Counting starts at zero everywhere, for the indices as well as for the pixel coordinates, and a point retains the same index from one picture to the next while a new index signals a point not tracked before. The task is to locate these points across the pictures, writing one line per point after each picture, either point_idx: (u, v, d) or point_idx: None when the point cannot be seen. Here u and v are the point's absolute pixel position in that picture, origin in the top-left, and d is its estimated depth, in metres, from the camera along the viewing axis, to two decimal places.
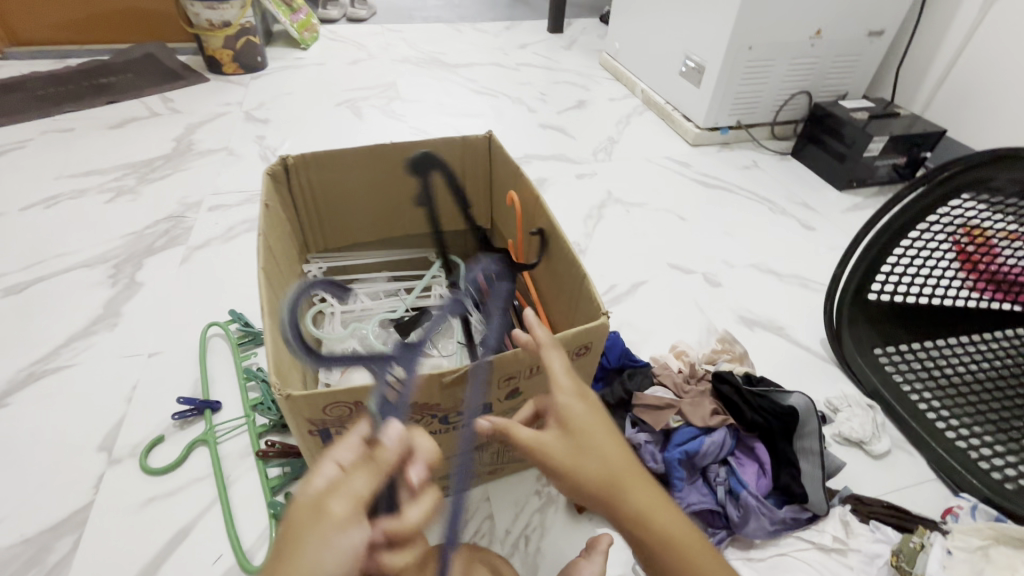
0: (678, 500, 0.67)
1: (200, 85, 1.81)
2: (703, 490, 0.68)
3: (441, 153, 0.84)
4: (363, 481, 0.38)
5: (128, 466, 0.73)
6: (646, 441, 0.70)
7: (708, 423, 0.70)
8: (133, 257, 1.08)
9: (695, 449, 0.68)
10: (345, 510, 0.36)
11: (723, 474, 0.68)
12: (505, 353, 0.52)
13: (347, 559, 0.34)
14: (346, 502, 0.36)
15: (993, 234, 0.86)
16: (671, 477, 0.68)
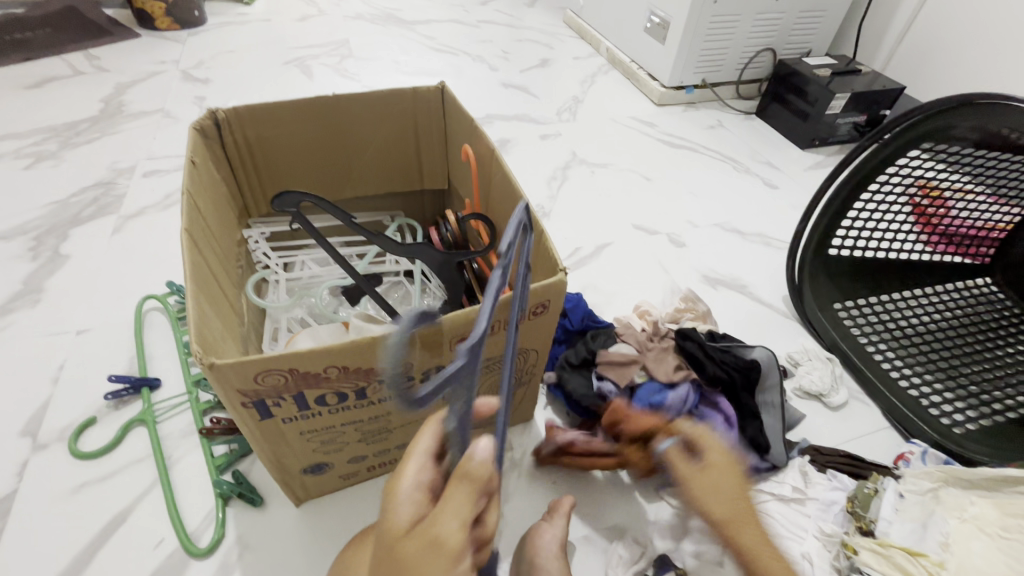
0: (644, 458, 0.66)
1: (130, 41, 1.66)
2: None
3: (390, 106, 0.77)
4: (448, 524, 0.34)
5: (56, 451, 0.67)
6: (613, 398, 0.69)
7: (671, 377, 0.70)
8: (57, 228, 0.99)
9: (659, 405, 0.68)
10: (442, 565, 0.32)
11: None
12: (453, 312, 0.48)
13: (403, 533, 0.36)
14: (436, 558, 0.32)
15: (946, 189, 0.87)
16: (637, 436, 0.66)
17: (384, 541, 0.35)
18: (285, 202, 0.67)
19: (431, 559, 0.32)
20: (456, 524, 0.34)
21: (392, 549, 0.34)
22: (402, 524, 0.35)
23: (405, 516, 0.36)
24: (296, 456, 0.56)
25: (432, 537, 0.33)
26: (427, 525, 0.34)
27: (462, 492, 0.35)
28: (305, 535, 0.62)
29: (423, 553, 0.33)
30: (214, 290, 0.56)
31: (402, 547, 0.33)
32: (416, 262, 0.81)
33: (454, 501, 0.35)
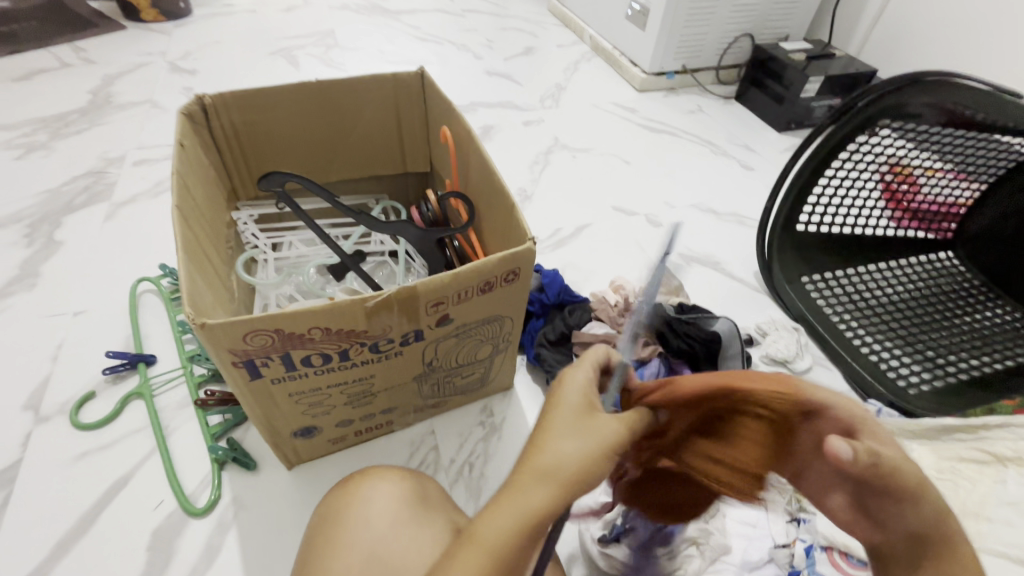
0: None
1: (116, 34, 1.67)
2: None
3: (372, 91, 0.80)
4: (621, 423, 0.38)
5: (58, 423, 0.71)
6: None
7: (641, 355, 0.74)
8: (50, 216, 1.02)
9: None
10: (615, 446, 0.37)
11: None
12: (427, 277, 0.52)
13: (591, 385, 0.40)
14: (612, 434, 0.37)
15: (914, 168, 0.92)
16: None
17: (574, 399, 0.38)
18: (269, 183, 0.70)
19: (609, 433, 0.37)
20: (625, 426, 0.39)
21: (577, 410, 0.38)
22: (586, 397, 0.39)
23: (588, 393, 0.39)
24: (286, 419, 0.60)
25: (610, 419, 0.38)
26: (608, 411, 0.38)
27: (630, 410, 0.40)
28: (297, 495, 0.66)
29: (606, 426, 0.37)
30: (205, 264, 0.60)
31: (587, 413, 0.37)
32: (400, 242, 0.83)
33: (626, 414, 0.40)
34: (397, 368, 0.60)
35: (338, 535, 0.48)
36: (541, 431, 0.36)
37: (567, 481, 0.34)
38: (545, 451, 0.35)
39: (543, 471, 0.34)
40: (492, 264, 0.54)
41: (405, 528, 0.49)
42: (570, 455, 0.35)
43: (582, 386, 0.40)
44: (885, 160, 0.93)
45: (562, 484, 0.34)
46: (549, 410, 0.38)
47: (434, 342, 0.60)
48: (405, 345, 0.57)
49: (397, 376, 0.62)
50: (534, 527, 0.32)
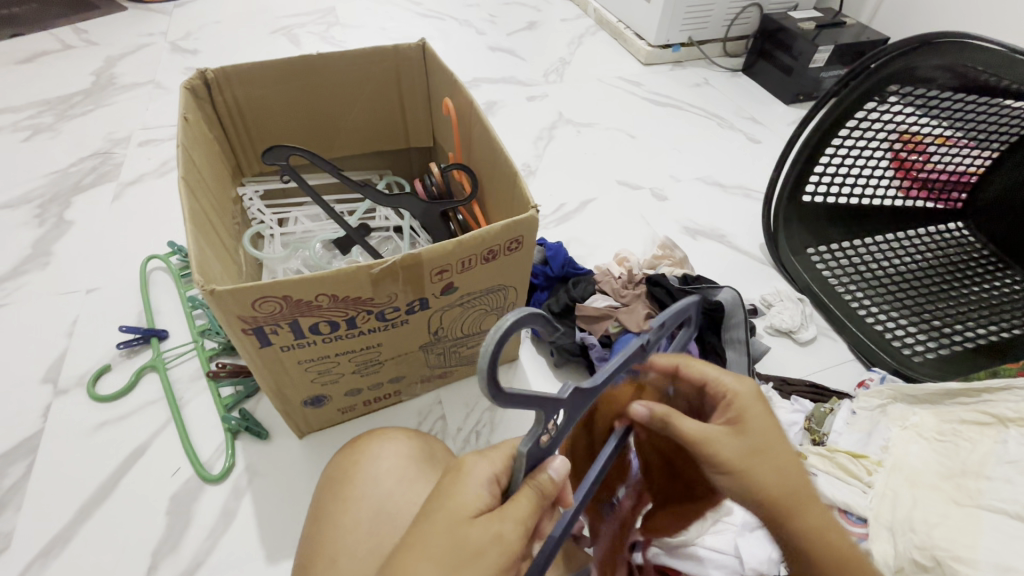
0: None
1: (116, 15, 1.66)
2: None
3: (373, 62, 0.80)
4: (508, 528, 0.33)
5: (75, 396, 0.73)
6: (595, 343, 0.74)
7: (643, 326, 0.74)
8: (59, 196, 1.03)
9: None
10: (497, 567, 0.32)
11: None
12: (432, 245, 0.52)
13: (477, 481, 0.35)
14: (494, 557, 0.33)
15: (926, 136, 0.90)
16: None
17: (437, 520, 0.33)
18: (273, 156, 0.70)
19: (488, 557, 0.32)
20: (517, 534, 0.33)
21: (447, 533, 0.33)
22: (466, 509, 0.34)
23: (472, 502, 0.34)
24: (295, 387, 0.61)
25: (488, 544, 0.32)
26: (494, 520, 0.33)
27: (529, 501, 0.35)
28: (310, 463, 0.68)
29: (485, 547, 0.32)
30: (211, 234, 0.60)
31: (443, 539, 0.32)
32: (405, 216, 0.83)
33: (521, 511, 0.34)
34: (404, 337, 0.61)
35: (342, 494, 0.50)
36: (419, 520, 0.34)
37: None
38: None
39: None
40: (496, 228, 0.54)
41: (413, 484, 0.50)
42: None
43: (464, 490, 0.35)
44: (895, 129, 0.91)
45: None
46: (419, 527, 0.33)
47: (440, 310, 0.61)
48: (410, 313, 0.58)
49: (403, 345, 0.63)
50: None
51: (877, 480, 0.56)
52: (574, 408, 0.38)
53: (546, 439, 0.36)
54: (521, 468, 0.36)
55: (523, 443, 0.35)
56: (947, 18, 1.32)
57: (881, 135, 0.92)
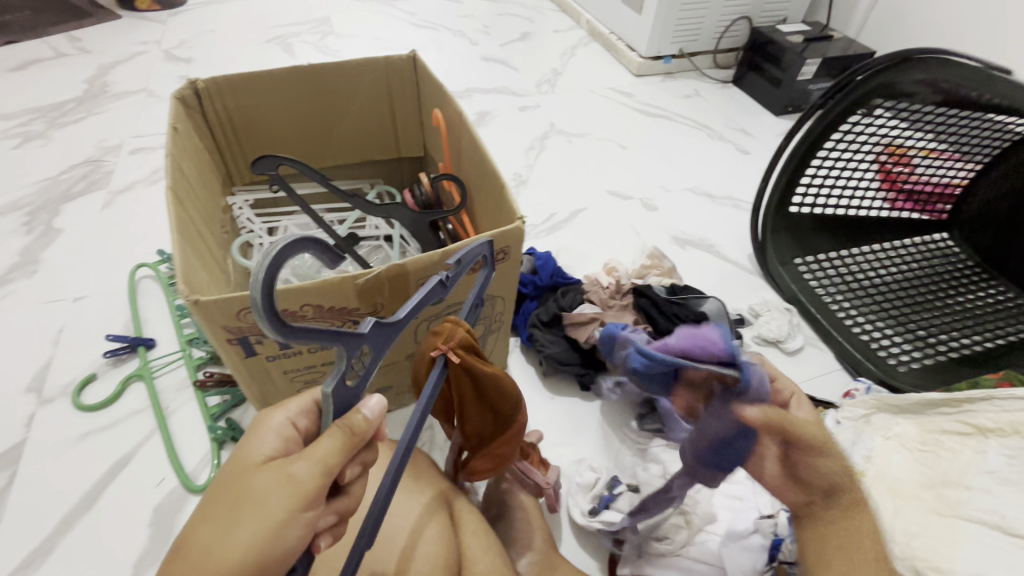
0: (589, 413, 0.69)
1: (111, 24, 1.66)
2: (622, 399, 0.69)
3: (364, 74, 0.80)
4: (299, 468, 0.35)
5: (60, 405, 0.72)
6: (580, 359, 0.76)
7: None
8: (49, 204, 1.03)
9: (611, 361, 0.69)
10: (284, 509, 0.34)
11: None
12: (417, 255, 0.52)
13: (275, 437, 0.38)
14: (285, 500, 0.34)
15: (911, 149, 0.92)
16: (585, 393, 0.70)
17: (232, 473, 0.36)
18: (261, 166, 0.71)
19: (277, 498, 0.34)
20: (308, 475, 0.34)
21: (236, 479, 0.36)
22: (258, 458, 0.37)
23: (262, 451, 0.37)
24: (281, 398, 0.61)
25: (286, 480, 0.34)
26: (279, 463, 0.35)
27: (336, 441, 0.36)
28: None
29: (270, 490, 0.34)
30: (199, 245, 0.61)
31: (229, 492, 0.35)
32: (395, 226, 0.83)
33: (323, 450, 0.35)
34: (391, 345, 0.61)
35: None
36: (223, 479, 0.36)
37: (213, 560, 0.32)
38: (185, 545, 0.33)
39: (180, 559, 0.33)
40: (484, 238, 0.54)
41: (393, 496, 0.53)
42: (204, 547, 0.33)
43: (259, 441, 0.38)
44: (881, 141, 0.92)
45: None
46: (215, 483, 0.36)
47: (426, 320, 0.61)
48: None
49: (391, 355, 0.63)
50: None
51: (861, 489, 0.56)
52: (379, 348, 0.39)
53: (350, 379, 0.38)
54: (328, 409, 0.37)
55: (326, 382, 0.37)
56: (931, 31, 1.35)
57: (866, 148, 0.93)
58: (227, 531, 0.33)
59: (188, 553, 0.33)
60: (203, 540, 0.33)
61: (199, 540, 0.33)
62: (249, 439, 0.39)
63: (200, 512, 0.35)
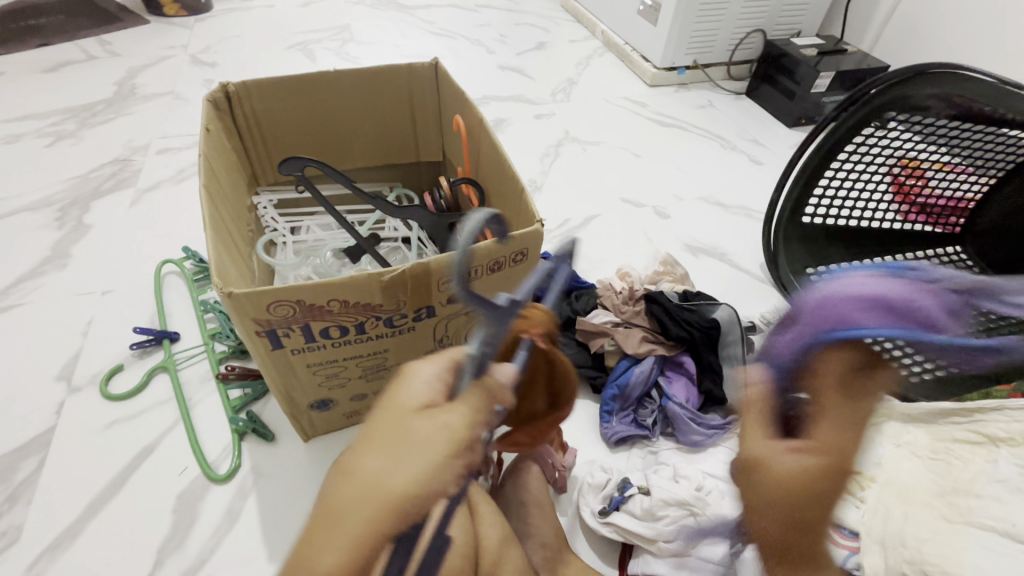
0: (604, 431, 0.72)
1: (139, 28, 1.71)
2: (634, 420, 0.72)
3: (389, 81, 0.83)
4: (455, 419, 0.34)
5: (88, 393, 0.75)
6: (591, 369, 0.77)
7: (638, 351, 0.74)
8: (79, 201, 1.06)
9: (626, 382, 0.73)
10: (444, 452, 0.32)
11: (655, 397, 0.73)
12: (440, 255, 0.54)
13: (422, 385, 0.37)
14: (444, 443, 0.32)
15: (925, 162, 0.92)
16: (602, 411, 0.74)
17: (387, 414, 0.34)
18: (289, 167, 0.74)
19: (433, 442, 0.32)
20: (464, 424, 0.34)
21: (391, 418, 0.34)
22: (412, 403, 0.35)
23: (415, 397, 0.35)
24: (303, 390, 0.63)
25: (444, 425, 0.33)
26: (438, 410, 0.34)
27: (480, 400, 0.35)
28: (314, 465, 0.70)
29: (431, 435, 0.32)
30: (229, 242, 0.63)
31: (391, 429, 0.33)
32: (414, 228, 0.85)
33: (473, 409, 0.34)
34: (411, 342, 0.63)
35: None
36: (375, 416, 0.34)
37: (374, 493, 0.30)
38: (350, 469, 0.31)
39: (344, 487, 0.30)
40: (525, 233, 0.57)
41: None
42: (370, 476, 0.31)
43: (412, 389, 0.36)
44: (894, 154, 0.93)
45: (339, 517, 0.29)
46: (366, 421, 0.34)
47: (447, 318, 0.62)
48: (417, 321, 0.60)
49: (410, 352, 0.64)
50: (376, 517, 0.29)
51: (869, 495, 0.58)
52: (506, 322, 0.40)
53: (489, 347, 0.39)
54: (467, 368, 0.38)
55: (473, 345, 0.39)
56: (946, 46, 1.35)
57: (880, 160, 0.94)
58: (387, 463, 0.31)
59: (348, 476, 0.31)
60: (367, 467, 0.31)
61: (360, 465, 0.31)
62: (393, 388, 0.37)
63: (354, 442, 0.33)
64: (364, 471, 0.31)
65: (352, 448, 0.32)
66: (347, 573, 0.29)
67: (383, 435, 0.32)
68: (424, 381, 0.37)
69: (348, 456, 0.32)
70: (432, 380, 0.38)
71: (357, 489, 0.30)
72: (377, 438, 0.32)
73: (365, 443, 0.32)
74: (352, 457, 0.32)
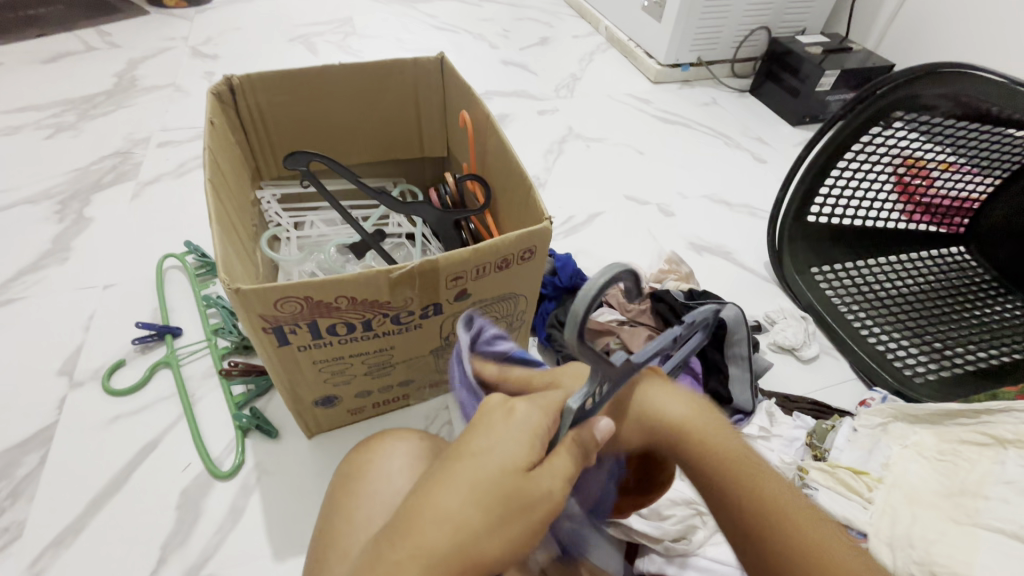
0: None
1: (139, 19, 1.69)
2: None
3: (394, 75, 0.82)
4: (553, 487, 0.37)
5: (90, 388, 0.74)
6: None
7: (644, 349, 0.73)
8: (79, 193, 1.05)
9: None
10: (541, 516, 0.37)
11: None
12: (449, 252, 0.53)
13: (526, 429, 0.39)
14: (542, 510, 0.37)
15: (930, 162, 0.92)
16: None
17: (492, 465, 0.36)
18: (293, 162, 0.73)
19: (535, 508, 0.36)
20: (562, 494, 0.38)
21: (502, 470, 0.36)
22: (518, 459, 0.37)
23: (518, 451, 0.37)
24: (308, 387, 0.62)
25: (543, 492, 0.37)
26: (542, 474, 0.37)
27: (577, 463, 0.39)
28: (318, 462, 0.69)
29: (536, 501, 0.36)
30: (234, 236, 0.62)
31: (497, 486, 0.35)
32: (418, 223, 0.84)
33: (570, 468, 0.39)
34: (417, 339, 0.62)
35: (355, 494, 0.51)
36: (477, 449, 0.37)
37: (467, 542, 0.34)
38: (451, 515, 0.34)
39: (439, 530, 0.33)
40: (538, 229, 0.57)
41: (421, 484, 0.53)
42: (465, 525, 0.34)
43: (520, 439, 0.38)
44: (899, 153, 0.93)
45: (432, 559, 0.32)
46: (472, 457, 0.37)
47: (454, 315, 0.62)
48: (424, 318, 0.59)
49: (416, 348, 0.64)
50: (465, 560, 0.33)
51: (877, 497, 0.57)
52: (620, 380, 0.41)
53: (591, 401, 0.40)
54: (567, 422, 0.39)
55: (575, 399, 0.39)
56: (952, 45, 1.35)
57: (885, 159, 0.94)
58: (490, 518, 0.35)
59: (451, 520, 0.34)
60: (466, 515, 0.34)
61: (461, 510, 0.34)
62: (495, 421, 0.39)
63: (457, 475, 0.36)
64: (459, 517, 0.34)
65: (458, 488, 0.35)
66: None
67: (489, 486, 0.35)
68: (525, 426, 0.39)
69: (455, 491, 0.35)
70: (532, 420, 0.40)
71: (458, 533, 0.34)
72: (480, 486, 0.35)
73: (466, 483, 0.35)
74: (458, 495, 0.35)
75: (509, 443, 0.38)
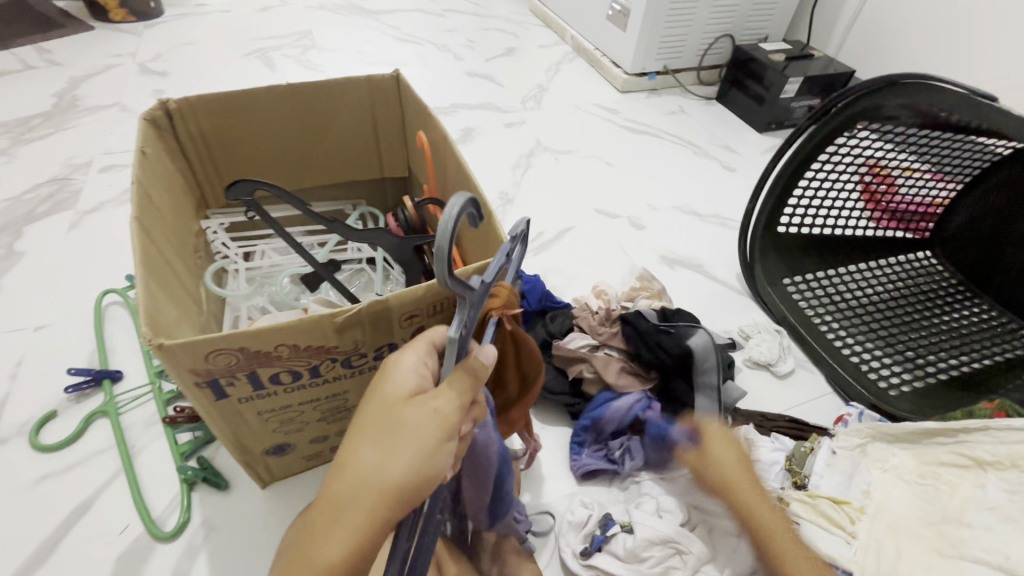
0: (571, 462, 0.70)
1: (82, 36, 1.61)
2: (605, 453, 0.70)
3: (347, 95, 0.78)
4: (442, 404, 0.38)
5: (17, 445, 0.68)
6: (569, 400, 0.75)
7: (613, 379, 0.71)
8: (10, 226, 0.97)
9: (600, 415, 0.70)
10: (434, 435, 0.36)
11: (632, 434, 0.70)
12: (399, 289, 0.49)
13: (412, 369, 0.41)
14: (433, 428, 0.36)
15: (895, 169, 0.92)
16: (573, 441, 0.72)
17: (378, 403, 0.39)
18: (235, 192, 0.68)
19: (423, 429, 0.36)
20: (453, 407, 0.37)
21: (384, 407, 0.38)
22: (402, 392, 0.39)
23: (404, 386, 0.39)
24: (256, 438, 0.58)
25: (428, 412, 0.37)
26: (427, 397, 0.38)
27: (464, 381, 0.39)
28: (271, 515, 0.64)
29: (422, 421, 0.37)
30: (166, 275, 0.57)
31: (383, 418, 0.37)
32: (377, 249, 0.80)
33: (455, 387, 0.38)
34: (373, 380, 0.58)
35: None
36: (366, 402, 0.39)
37: (374, 487, 0.35)
38: (351, 463, 0.36)
39: (343, 480, 0.36)
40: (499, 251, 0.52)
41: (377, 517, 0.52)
42: (367, 468, 0.35)
43: (401, 378, 0.40)
44: (864, 161, 0.92)
45: (349, 504, 0.35)
46: (366, 413, 0.39)
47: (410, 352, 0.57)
48: (378, 359, 0.55)
49: (372, 390, 0.59)
50: (381, 499, 0.35)
51: (860, 530, 0.55)
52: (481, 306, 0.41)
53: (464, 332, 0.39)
54: (451, 353, 0.39)
55: (451, 329, 0.39)
56: (910, 51, 1.37)
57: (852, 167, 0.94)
58: (387, 447, 0.36)
59: (349, 473, 0.36)
60: (367, 456, 0.36)
61: (360, 454, 0.36)
62: (384, 376, 0.41)
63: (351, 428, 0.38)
64: (363, 462, 0.36)
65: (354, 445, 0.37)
66: (353, 555, 0.35)
67: (378, 423, 0.37)
68: (409, 369, 0.40)
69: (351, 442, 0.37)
70: (419, 366, 0.41)
71: (361, 473, 0.35)
72: (370, 425, 0.37)
73: (358, 433, 0.37)
74: (353, 443, 0.37)
75: (394, 384, 0.39)
